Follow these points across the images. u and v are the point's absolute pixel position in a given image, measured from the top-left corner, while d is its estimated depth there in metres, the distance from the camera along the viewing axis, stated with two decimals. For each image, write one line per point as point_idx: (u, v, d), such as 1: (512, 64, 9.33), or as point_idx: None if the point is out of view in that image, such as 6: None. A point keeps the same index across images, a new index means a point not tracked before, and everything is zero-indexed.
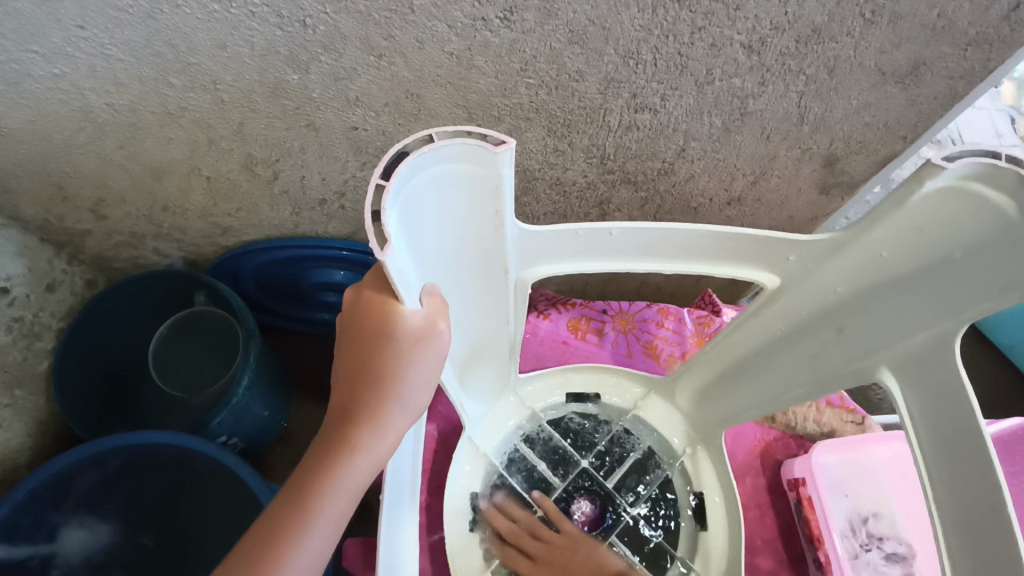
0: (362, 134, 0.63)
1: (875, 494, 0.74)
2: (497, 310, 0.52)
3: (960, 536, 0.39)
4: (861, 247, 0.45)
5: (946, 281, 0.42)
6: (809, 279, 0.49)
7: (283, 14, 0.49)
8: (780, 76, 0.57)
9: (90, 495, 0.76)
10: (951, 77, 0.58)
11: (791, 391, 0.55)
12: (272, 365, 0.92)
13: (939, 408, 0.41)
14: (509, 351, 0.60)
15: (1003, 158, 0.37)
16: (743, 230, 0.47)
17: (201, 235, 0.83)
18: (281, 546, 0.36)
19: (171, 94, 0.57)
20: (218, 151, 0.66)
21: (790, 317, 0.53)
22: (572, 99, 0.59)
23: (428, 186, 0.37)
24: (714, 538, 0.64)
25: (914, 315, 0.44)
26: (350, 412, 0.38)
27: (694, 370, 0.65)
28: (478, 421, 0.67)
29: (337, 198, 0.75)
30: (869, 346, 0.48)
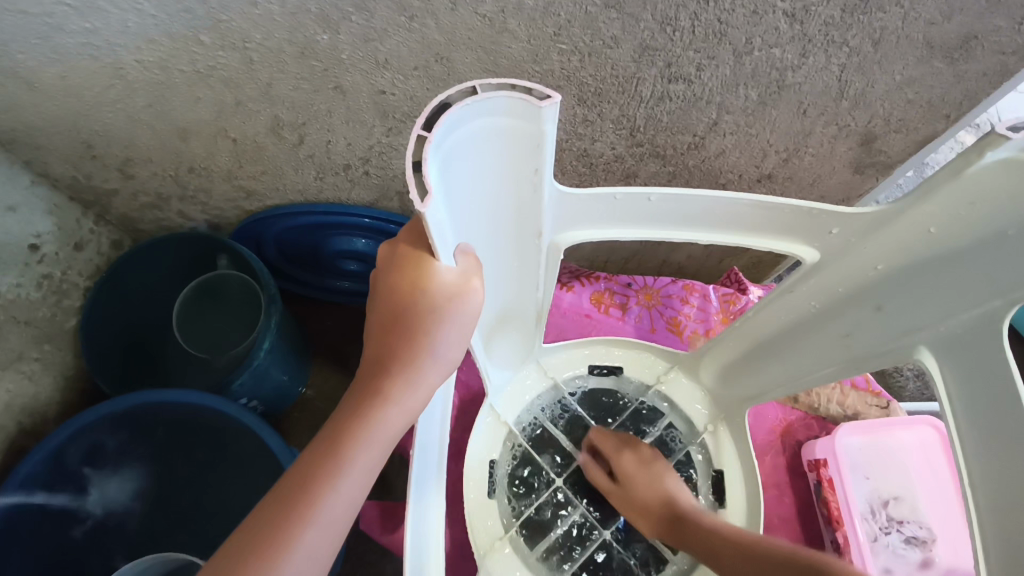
0: (390, 98, 0.63)
1: (897, 478, 0.73)
2: (527, 276, 0.52)
3: (993, 519, 0.39)
4: (908, 221, 0.43)
5: (995, 258, 0.40)
6: (849, 254, 0.48)
7: None
8: (822, 47, 0.55)
9: (115, 449, 0.77)
10: (1002, 53, 0.56)
11: (821, 369, 0.55)
12: (294, 331, 0.93)
13: (981, 390, 0.40)
14: (535, 319, 0.59)
15: None
16: (784, 201, 0.46)
17: (225, 198, 0.83)
18: (313, 493, 0.35)
19: (200, 52, 0.57)
20: (244, 112, 0.66)
21: (826, 295, 0.52)
22: (605, 67, 0.58)
23: (470, 141, 0.36)
24: (732, 515, 0.63)
25: (959, 294, 0.42)
26: (383, 362, 0.38)
27: (721, 346, 0.64)
28: (500, 389, 0.67)
29: (362, 164, 0.74)
30: (906, 326, 0.46)
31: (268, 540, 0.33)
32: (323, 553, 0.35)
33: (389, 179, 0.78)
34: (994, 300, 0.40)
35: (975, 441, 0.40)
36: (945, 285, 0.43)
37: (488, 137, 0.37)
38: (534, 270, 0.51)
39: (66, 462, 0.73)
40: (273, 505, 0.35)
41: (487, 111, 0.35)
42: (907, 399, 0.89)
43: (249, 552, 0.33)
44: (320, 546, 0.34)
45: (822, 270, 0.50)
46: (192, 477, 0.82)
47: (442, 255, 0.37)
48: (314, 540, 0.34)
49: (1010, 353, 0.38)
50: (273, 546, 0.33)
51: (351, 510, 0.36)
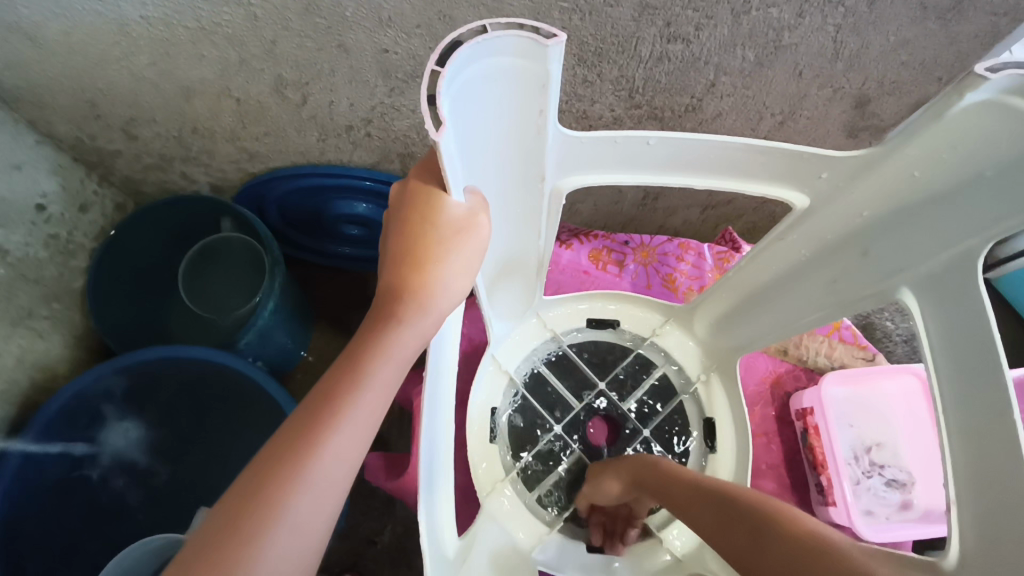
0: (393, 57, 0.64)
1: (880, 425, 0.76)
2: (528, 222, 0.53)
3: (962, 444, 0.41)
4: (893, 166, 0.45)
5: (973, 199, 0.42)
6: (837, 200, 0.50)
7: None
8: (818, 7, 0.56)
9: (124, 404, 0.80)
10: (995, 14, 0.57)
11: (809, 315, 0.57)
12: (295, 292, 0.95)
13: (956, 328, 0.43)
14: (536, 269, 0.61)
15: None
16: (777, 145, 0.47)
17: (228, 160, 0.84)
18: (337, 403, 0.36)
19: (205, 8, 0.58)
20: (248, 71, 0.66)
21: (816, 242, 0.54)
22: (605, 26, 0.58)
23: (478, 80, 0.38)
24: (723, 458, 0.66)
25: (939, 234, 0.44)
26: (396, 288, 0.40)
27: (714, 298, 0.66)
28: (500, 339, 0.69)
29: (364, 125, 0.76)
30: (891, 269, 0.49)
31: (296, 445, 0.35)
32: (348, 462, 0.36)
33: (390, 141, 0.79)
34: (972, 238, 0.42)
35: (950, 376, 0.43)
36: (926, 226, 0.45)
37: (495, 76, 0.38)
38: (536, 217, 0.53)
39: (77, 413, 0.75)
40: (302, 418, 0.36)
41: (494, 49, 0.37)
42: (894, 361, 0.92)
43: (279, 459, 0.35)
44: (346, 452, 0.36)
45: (813, 215, 0.52)
46: (204, 437, 0.84)
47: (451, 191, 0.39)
48: (340, 447, 0.36)
49: (985, 290, 0.41)
50: (302, 453, 0.35)
51: (372, 423, 0.38)
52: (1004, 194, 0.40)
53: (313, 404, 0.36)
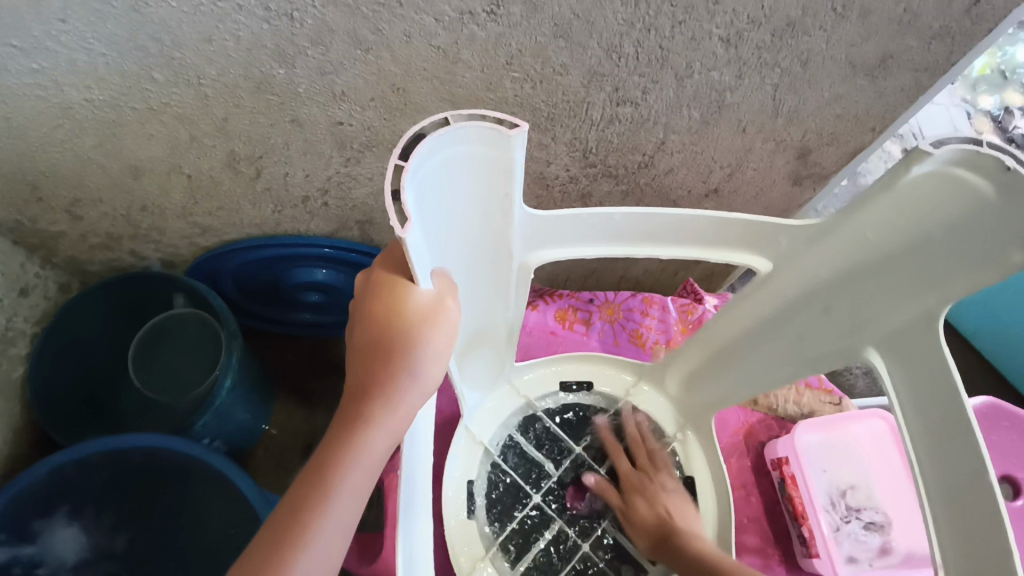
0: (347, 129, 0.64)
1: (853, 469, 0.77)
2: (497, 296, 0.53)
3: (943, 502, 0.41)
4: (848, 231, 0.47)
5: (925, 259, 0.44)
6: (797, 262, 0.51)
7: (270, 7, 0.49)
8: (756, 69, 0.59)
9: (71, 500, 0.74)
10: (916, 70, 0.61)
11: (778, 372, 0.58)
12: (254, 368, 0.91)
13: (923, 383, 0.44)
14: (506, 338, 0.60)
15: (984, 143, 0.39)
16: (735, 213, 0.48)
17: (180, 236, 0.82)
18: (305, 521, 0.36)
19: (153, 89, 0.57)
20: (199, 147, 0.65)
21: (778, 300, 0.55)
22: (556, 93, 0.60)
23: (443, 169, 0.38)
24: (705, 519, 0.65)
25: (896, 291, 0.46)
26: (362, 389, 0.39)
27: (684, 356, 0.67)
28: (473, 410, 0.68)
29: (320, 195, 0.75)
30: (852, 324, 0.50)
31: (266, 565, 0.35)
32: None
33: (348, 209, 0.79)
34: (927, 292, 0.44)
35: (921, 424, 0.43)
36: (884, 284, 0.47)
37: (462, 164, 0.39)
38: (504, 290, 0.53)
39: (19, 516, 0.69)
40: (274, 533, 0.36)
41: (458, 140, 0.37)
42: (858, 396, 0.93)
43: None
44: (317, 569, 0.35)
45: (774, 280, 0.53)
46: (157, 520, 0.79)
47: (420, 279, 0.39)
48: (310, 564, 0.35)
49: (946, 349, 0.42)
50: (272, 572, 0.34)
51: (344, 533, 0.37)
52: (954, 253, 0.42)
53: (281, 520, 0.35)
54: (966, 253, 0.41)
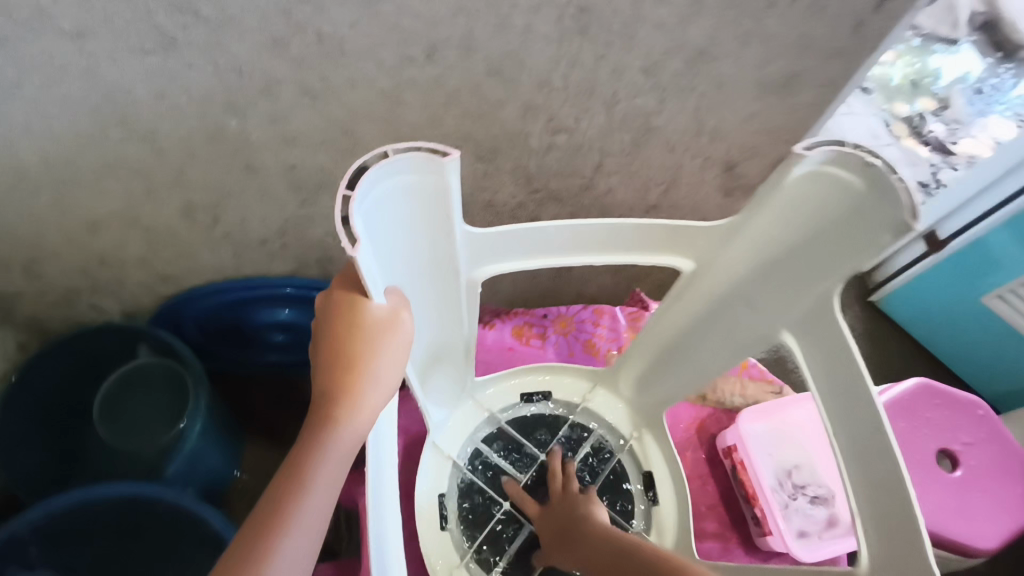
0: (301, 172, 0.67)
1: (796, 449, 0.81)
2: (449, 313, 0.57)
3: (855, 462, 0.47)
4: (755, 229, 0.52)
5: (819, 249, 0.49)
6: (717, 262, 0.56)
7: (219, 64, 0.52)
8: (675, 94, 0.65)
9: (41, 557, 0.73)
10: (818, 86, 0.68)
11: (716, 363, 0.63)
12: (223, 412, 0.92)
13: (830, 359, 0.49)
14: (464, 353, 0.63)
15: (848, 145, 0.44)
16: (660, 221, 0.53)
17: (140, 286, 0.83)
18: (281, 517, 0.38)
19: (108, 147, 0.59)
20: (157, 199, 0.67)
21: (707, 294, 0.60)
22: (496, 126, 0.65)
23: (384, 198, 0.41)
24: (664, 509, 0.69)
25: (801, 279, 0.51)
26: (329, 392, 0.41)
27: (632, 358, 0.71)
28: (440, 426, 0.70)
29: (279, 237, 0.78)
30: (768, 312, 0.55)
31: (245, 562, 0.36)
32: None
33: (307, 248, 0.81)
34: (825, 278, 0.49)
35: (833, 396, 0.49)
36: (791, 274, 0.52)
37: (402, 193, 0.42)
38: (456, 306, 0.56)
39: None
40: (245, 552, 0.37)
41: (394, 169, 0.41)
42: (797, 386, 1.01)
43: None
44: (295, 562, 0.37)
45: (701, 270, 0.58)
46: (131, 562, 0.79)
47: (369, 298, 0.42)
48: (288, 557, 0.37)
49: (847, 327, 0.47)
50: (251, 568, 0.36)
51: (319, 528, 0.39)
52: (841, 242, 0.47)
53: (257, 519, 0.37)
54: (849, 241, 0.47)
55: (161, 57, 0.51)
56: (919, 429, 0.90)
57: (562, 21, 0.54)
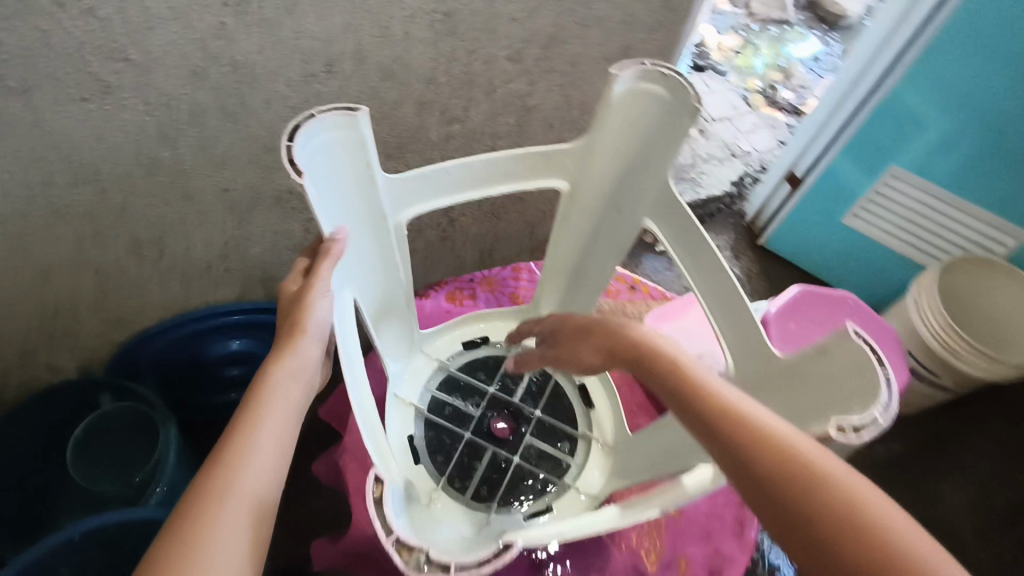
0: (233, 193, 0.76)
1: (699, 343, 0.88)
2: (383, 264, 0.60)
3: (716, 303, 0.60)
4: (605, 146, 0.62)
5: (656, 147, 0.60)
6: (586, 181, 0.65)
7: (150, 101, 0.61)
8: (541, 76, 0.79)
9: None
10: (655, 54, 0.83)
11: (608, 268, 0.72)
12: (190, 449, 0.95)
13: (688, 229, 0.60)
14: (406, 305, 0.67)
15: (648, 63, 0.56)
16: (538, 147, 0.60)
17: (94, 334, 0.88)
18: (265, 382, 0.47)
19: (56, 193, 0.66)
20: (104, 239, 0.74)
21: (589, 213, 0.68)
22: (397, 125, 0.77)
23: (316, 156, 0.46)
24: (603, 413, 0.73)
25: (649, 176, 0.62)
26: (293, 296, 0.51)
27: (546, 286, 0.77)
28: (397, 378, 0.71)
29: (221, 261, 0.86)
30: (634, 210, 0.65)
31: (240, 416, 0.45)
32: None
33: (248, 269, 0.89)
34: (666, 173, 0.60)
35: (695, 264, 0.61)
36: (643, 178, 0.62)
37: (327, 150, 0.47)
38: (390, 262, 0.61)
39: None
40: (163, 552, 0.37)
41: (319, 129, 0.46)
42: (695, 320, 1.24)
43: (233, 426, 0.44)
44: (282, 414, 0.46)
45: (579, 193, 0.66)
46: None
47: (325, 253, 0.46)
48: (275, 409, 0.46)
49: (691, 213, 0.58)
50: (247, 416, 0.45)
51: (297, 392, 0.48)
52: (668, 139, 0.58)
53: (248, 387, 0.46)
54: (670, 134, 0.58)
55: (99, 101, 0.59)
56: (805, 326, 1.06)
57: (433, 26, 0.67)
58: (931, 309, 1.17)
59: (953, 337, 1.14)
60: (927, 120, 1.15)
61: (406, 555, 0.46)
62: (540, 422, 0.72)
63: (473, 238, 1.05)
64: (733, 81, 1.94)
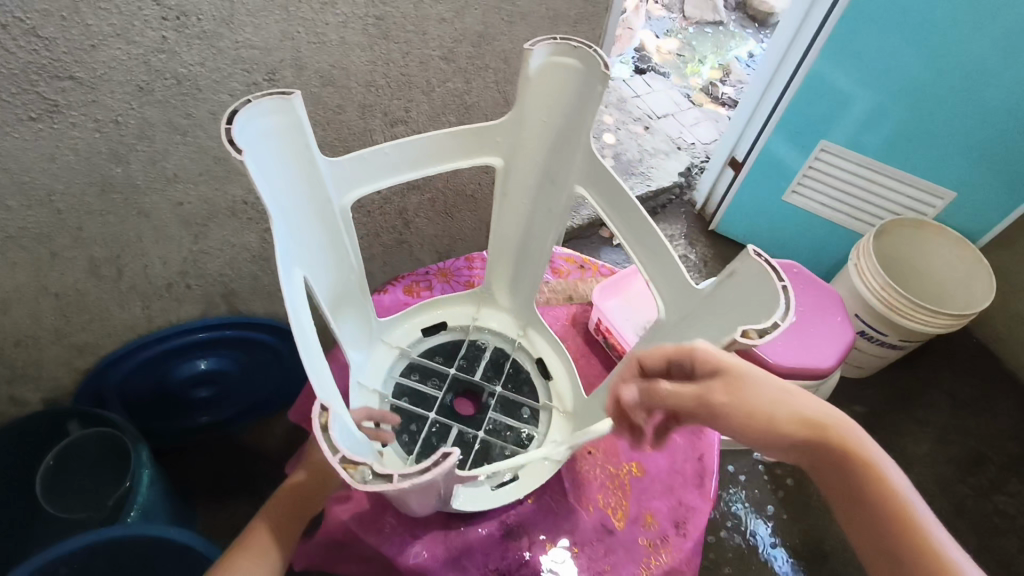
0: (188, 207, 0.78)
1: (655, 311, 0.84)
2: (336, 247, 0.63)
3: (643, 254, 0.62)
4: (532, 120, 0.67)
5: (576, 117, 0.65)
6: (517, 158, 0.70)
7: (98, 118, 0.64)
8: (475, 73, 0.83)
9: None
10: None
11: (547, 242, 0.76)
12: (164, 473, 0.95)
13: (611, 187, 0.64)
14: (360, 292, 0.70)
15: (560, 38, 0.61)
16: (466, 126, 0.64)
17: (57, 364, 0.88)
18: None
19: (9, 217, 0.67)
20: (61, 263, 0.75)
21: (525, 188, 0.73)
22: (343, 129, 0.80)
23: (260, 138, 0.49)
24: (560, 382, 0.76)
25: (571, 143, 0.67)
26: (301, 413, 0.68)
27: (495, 268, 0.80)
28: (361, 367, 0.73)
29: (181, 278, 0.87)
30: (566, 181, 0.69)
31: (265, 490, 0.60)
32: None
33: (210, 285, 0.91)
34: (585, 136, 0.65)
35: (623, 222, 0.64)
36: (569, 145, 0.67)
37: (269, 132, 0.50)
38: (339, 245, 0.63)
39: None
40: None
41: (261, 110, 0.48)
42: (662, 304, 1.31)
43: None
44: None
45: (513, 167, 0.71)
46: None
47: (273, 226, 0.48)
48: None
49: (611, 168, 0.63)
50: None
51: None
52: (583, 105, 0.63)
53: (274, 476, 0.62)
54: (585, 102, 0.63)
55: (48, 121, 0.61)
56: None
57: (367, 29, 0.70)
58: (872, 272, 1.22)
59: (893, 295, 1.19)
60: (853, 96, 1.23)
61: (350, 468, 0.37)
62: (501, 397, 0.75)
63: (429, 239, 1.08)
64: (675, 81, 2.03)
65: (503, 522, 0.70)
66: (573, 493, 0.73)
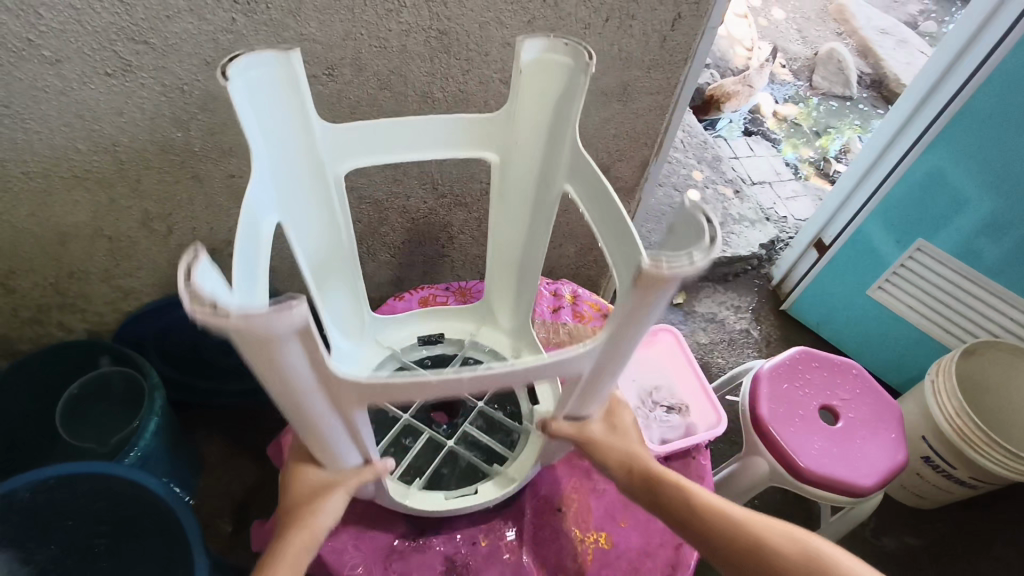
0: (238, 181, 0.82)
1: (655, 375, 0.90)
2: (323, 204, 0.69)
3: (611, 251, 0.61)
4: (525, 119, 0.69)
5: (564, 115, 0.66)
6: (512, 159, 0.73)
7: (165, 84, 0.68)
8: None
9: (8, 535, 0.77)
10: (652, 93, 0.86)
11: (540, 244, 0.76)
12: (175, 423, 0.99)
13: (589, 189, 0.64)
14: (351, 262, 0.76)
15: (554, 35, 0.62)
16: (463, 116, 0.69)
17: (105, 302, 0.95)
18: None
19: (78, 159, 0.74)
20: (118, 210, 0.82)
21: (522, 189, 0.75)
22: None
23: (254, 83, 0.56)
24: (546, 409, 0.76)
25: (559, 142, 0.68)
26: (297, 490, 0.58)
27: (496, 278, 0.83)
28: (351, 357, 0.78)
29: (226, 247, 0.92)
30: (557, 181, 0.71)
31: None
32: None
33: None
34: (572, 127, 0.65)
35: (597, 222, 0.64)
36: (558, 139, 0.68)
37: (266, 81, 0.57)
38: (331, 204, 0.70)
39: None
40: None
41: (259, 61, 0.56)
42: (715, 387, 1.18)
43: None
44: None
45: (509, 164, 0.73)
46: (122, 545, 0.84)
47: (252, 151, 0.57)
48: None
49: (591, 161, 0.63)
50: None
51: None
52: (570, 102, 0.64)
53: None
54: (572, 100, 0.64)
55: (121, 79, 0.67)
56: (799, 388, 1.01)
57: (428, 42, 0.72)
58: (949, 395, 1.08)
59: (967, 423, 1.04)
60: (971, 199, 1.10)
61: (197, 301, 0.35)
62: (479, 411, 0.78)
63: (472, 258, 1.07)
64: (782, 149, 1.93)
65: (448, 558, 0.71)
66: (530, 548, 0.72)
